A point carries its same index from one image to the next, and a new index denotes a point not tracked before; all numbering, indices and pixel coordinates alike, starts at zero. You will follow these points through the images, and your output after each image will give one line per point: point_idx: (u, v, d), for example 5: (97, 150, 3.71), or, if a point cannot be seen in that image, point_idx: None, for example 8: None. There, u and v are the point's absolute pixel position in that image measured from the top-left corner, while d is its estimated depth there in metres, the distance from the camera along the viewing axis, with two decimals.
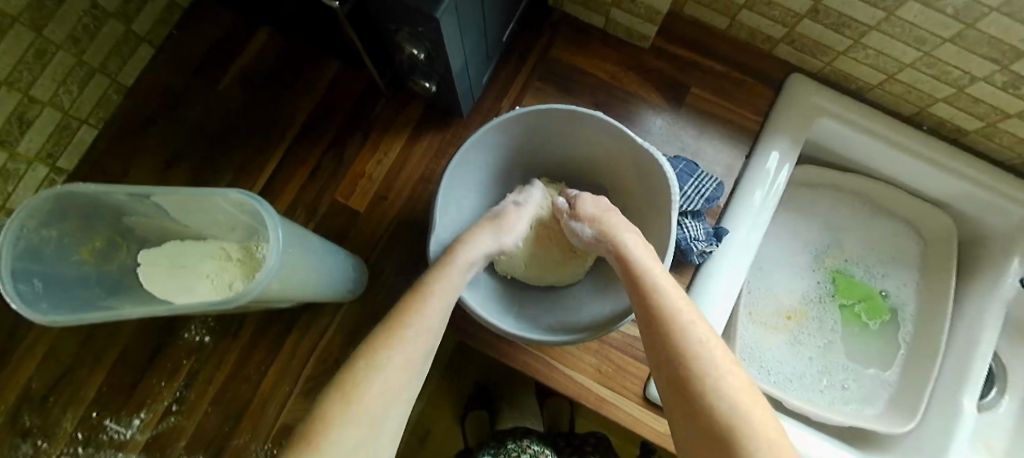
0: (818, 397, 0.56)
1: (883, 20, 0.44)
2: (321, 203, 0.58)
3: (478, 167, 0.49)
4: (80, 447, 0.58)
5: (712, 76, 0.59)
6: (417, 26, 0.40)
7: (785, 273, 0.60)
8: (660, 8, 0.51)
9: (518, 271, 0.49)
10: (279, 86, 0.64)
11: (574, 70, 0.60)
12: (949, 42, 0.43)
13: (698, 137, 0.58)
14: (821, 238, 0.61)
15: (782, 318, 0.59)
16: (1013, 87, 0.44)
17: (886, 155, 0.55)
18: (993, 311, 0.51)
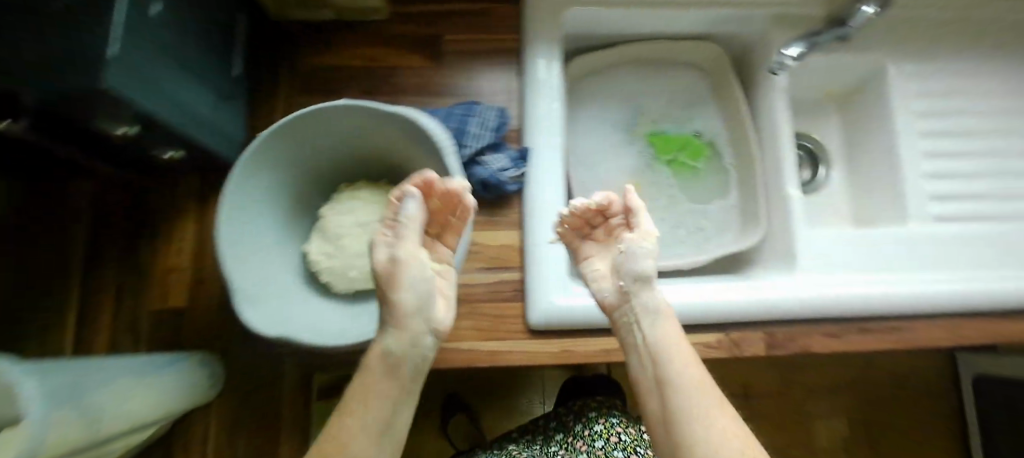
0: (682, 250, 0.59)
1: None
2: (141, 319, 0.53)
3: (265, 209, 0.46)
4: None
5: (459, 15, 0.59)
6: (98, 108, 0.35)
7: (609, 159, 0.63)
8: None
9: (355, 280, 0.48)
10: (42, 226, 0.57)
11: (329, 69, 0.57)
12: None
13: (471, 77, 0.58)
14: (626, 113, 0.64)
15: (622, 196, 0.62)
16: None
17: (636, 16, 0.58)
18: (780, 103, 0.56)
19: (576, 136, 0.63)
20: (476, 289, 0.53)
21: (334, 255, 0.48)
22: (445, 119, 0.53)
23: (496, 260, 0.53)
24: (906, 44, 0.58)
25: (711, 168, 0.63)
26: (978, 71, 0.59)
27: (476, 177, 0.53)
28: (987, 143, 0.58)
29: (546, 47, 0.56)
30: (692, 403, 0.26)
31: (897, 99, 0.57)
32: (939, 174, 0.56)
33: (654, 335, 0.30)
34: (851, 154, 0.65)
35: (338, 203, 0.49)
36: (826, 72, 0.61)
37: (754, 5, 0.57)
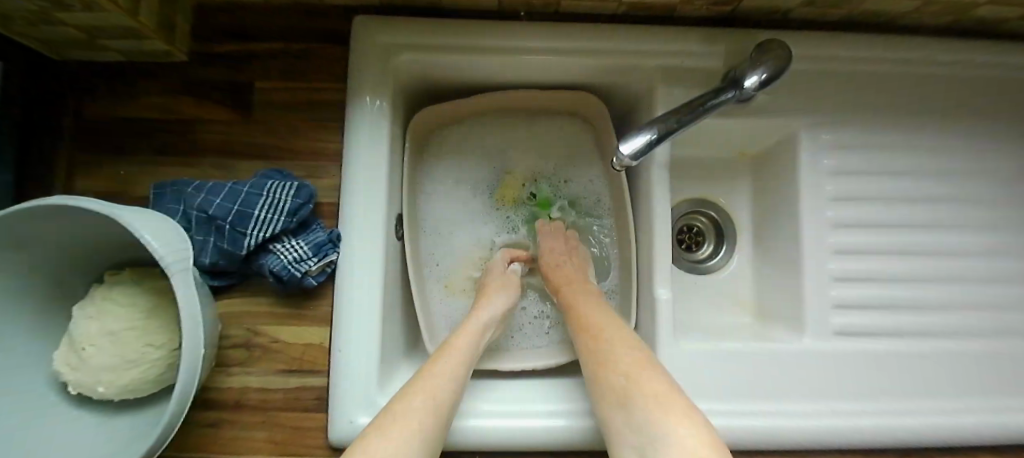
0: (536, 337, 0.53)
1: None
2: None
3: None
4: None
5: (276, 59, 0.48)
6: None
7: (470, 226, 0.55)
8: (130, 24, 0.40)
9: (107, 394, 0.41)
10: None
11: (120, 122, 0.48)
12: None
13: (286, 135, 0.47)
14: (493, 173, 0.56)
15: (477, 270, 0.55)
16: None
17: (494, 64, 0.48)
18: (658, 178, 0.47)
19: (425, 199, 0.54)
20: (273, 396, 0.45)
21: (78, 368, 0.40)
22: (223, 199, 0.42)
23: (298, 360, 0.45)
24: (827, 109, 0.47)
25: (587, 237, 0.55)
26: (915, 144, 0.48)
27: (265, 269, 0.43)
28: (913, 236, 0.47)
29: (371, 105, 0.46)
30: (657, 418, 0.29)
31: (805, 175, 0.47)
32: (844, 275, 0.46)
33: (625, 380, 0.33)
34: (758, 232, 0.55)
35: (94, 300, 0.42)
36: (726, 136, 0.51)
37: (635, 57, 0.46)
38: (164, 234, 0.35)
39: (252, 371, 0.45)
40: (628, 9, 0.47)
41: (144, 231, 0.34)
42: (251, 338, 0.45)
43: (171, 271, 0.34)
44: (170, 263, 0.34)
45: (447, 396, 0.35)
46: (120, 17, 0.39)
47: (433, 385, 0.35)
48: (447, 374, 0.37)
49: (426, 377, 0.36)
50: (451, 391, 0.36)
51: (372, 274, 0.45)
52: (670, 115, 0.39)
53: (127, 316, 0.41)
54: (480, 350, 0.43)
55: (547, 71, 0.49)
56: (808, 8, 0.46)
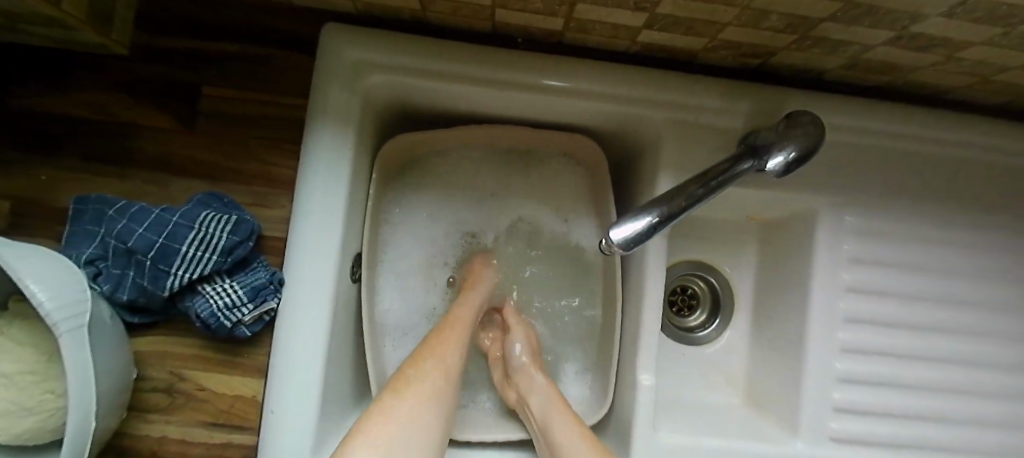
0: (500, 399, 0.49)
1: None
2: None
3: None
4: None
5: (229, 64, 0.41)
6: None
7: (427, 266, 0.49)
8: (48, 13, 0.33)
9: (1, 441, 0.35)
10: None
11: (42, 118, 0.41)
12: None
13: (235, 154, 0.41)
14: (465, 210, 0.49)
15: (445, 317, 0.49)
16: None
17: (478, 96, 0.42)
18: (657, 248, 0.41)
19: (391, 233, 0.48)
20: (194, 450, 0.40)
21: None
22: (146, 229, 0.36)
23: (223, 413, 0.40)
24: (853, 187, 0.41)
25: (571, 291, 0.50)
26: (945, 236, 0.43)
27: (192, 313, 0.37)
28: (925, 341, 0.42)
29: (331, 132, 0.39)
30: None
31: (823, 266, 0.41)
32: (851, 377, 0.41)
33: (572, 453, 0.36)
34: (759, 308, 0.49)
35: None
36: (738, 202, 0.45)
37: (643, 104, 0.40)
38: (54, 278, 0.30)
39: (173, 420, 0.40)
40: (642, 49, 0.41)
41: (26, 276, 0.29)
42: (174, 382, 0.40)
43: (56, 325, 0.28)
44: (52, 316, 0.28)
45: (455, 363, 0.40)
46: (33, 6, 0.32)
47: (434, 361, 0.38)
48: (452, 343, 0.40)
49: (431, 347, 0.39)
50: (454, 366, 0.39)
51: (313, 329, 0.38)
52: (675, 191, 0.33)
53: (25, 357, 0.35)
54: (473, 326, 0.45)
55: (544, 108, 0.43)
56: (848, 68, 0.40)
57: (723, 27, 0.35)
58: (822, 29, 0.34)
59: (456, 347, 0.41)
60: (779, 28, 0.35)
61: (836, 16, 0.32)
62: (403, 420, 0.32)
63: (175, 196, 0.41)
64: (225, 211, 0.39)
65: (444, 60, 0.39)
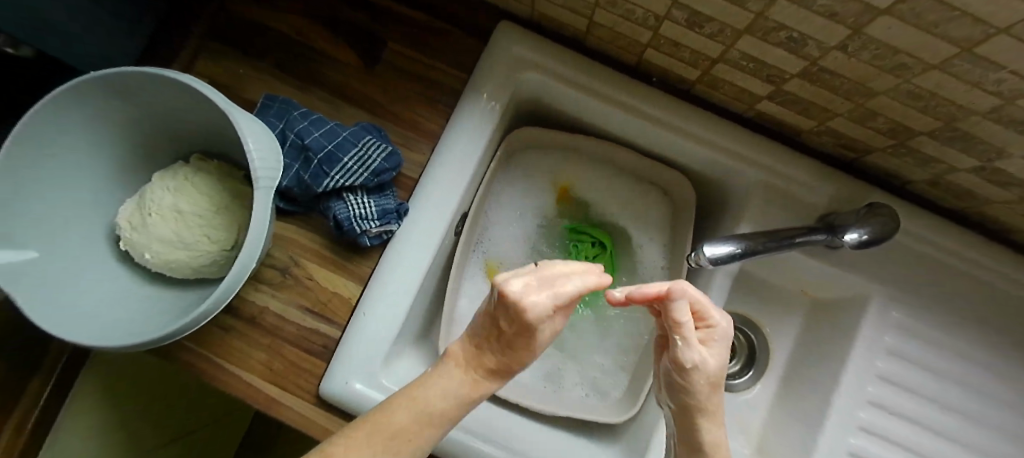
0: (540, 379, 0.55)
1: None
2: None
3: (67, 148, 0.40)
4: None
5: (415, 29, 0.50)
6: None
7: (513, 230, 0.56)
8: None
9: (150, 263, 0.43)
10: None
11: (256, 27, 0.50)
12: None
13: (397, 100, 0.49)
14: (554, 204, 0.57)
15: None
16: (694, 24, 0.37)
17: (603, 111, 0.49)
18: (720, 285, 0.47)
19: (492, 206, 0.56)
20: (287, 326, 0.46)
21: (137, 229, 0.42)
22: (322, 136, 0.44)
23: (321, 304, 0.47)
24: (904, 284, 0.46)
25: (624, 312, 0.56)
26: (982, 356, 0.47)
27: (331, 213, 0.45)
28: (938, 445, 0.46)
29: (482, 106, 0.47)
30: None
31: (861, 345, 0.46)
32: (861, 455, 0.45)
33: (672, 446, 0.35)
34: (790, 375, 0.54)
35: (173, 177, 0.44)
36: (793, 271, 0.52)
37: (745, 162, 0.47)
38: (261, 147, 0.36)
39: (279, 296, 0.47)
40: (754, 115, 0.47)
41: (248, 139, 0.35)
42: (290, 266, 0.47)
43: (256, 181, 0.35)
44: (257, 172, 0.35)
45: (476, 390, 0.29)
46: None
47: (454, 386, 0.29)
48: (463, 387, 0.28)
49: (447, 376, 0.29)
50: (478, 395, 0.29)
51: (418, 259, 0.46)
52: (758, 235, 0.39)
53: (198, 203, 0.43)
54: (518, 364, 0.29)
55: (657, 139, 0.50)
56: (927, 183, 0.46)
57: (833, 117, 0.42)
58: (917, 143, 0.40)
59: (485, 372, 0.30)
60: (882, 130, 0.41)
61: (935, 133, 0.38)
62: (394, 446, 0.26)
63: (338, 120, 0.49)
64: (382, 141, 0.47)
65: (592, 76, 0.47)
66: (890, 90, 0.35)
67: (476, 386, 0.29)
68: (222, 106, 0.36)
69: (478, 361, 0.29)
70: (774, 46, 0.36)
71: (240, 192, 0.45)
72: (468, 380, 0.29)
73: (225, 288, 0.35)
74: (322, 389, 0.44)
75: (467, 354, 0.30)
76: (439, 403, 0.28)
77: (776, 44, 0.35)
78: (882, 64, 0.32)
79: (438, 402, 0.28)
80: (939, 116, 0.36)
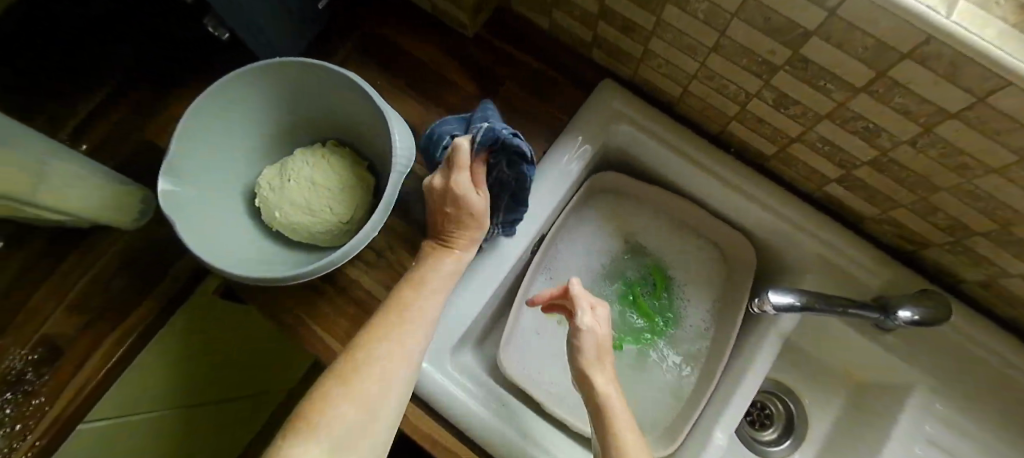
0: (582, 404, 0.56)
1: (656, 24, 0.45)
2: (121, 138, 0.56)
3: (244, 116, 0.49)
4: None
5: (526, 74, 0.57)
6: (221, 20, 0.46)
7: (581, 260, 0.60)
8: None
9: (276, 220, 0.50)
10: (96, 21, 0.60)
11: (399, 49, 0.58)
12: (714, 52, 0.43)
13: (503, 126, 0.55)
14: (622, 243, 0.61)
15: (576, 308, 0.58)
16: (781, 106, 0.44)
17: (686, 168, 0.54)
18: (771, 344, 0.50)
19: (566, 236, 0.60)
20: (373, 302, 0.53)
21: (274, 190, 0.50)
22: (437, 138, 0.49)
23: None
24: (969, 389, 0.46)
25: (667, 358, 0.58)
26: None
27: None
28: None
29: (575, 141, 0.53)
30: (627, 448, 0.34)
31: (899, 429, 0.47)
32: None
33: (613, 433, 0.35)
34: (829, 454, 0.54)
35: (313, 154, 0.51)
36: (837, 348, 0.55)
37: (813, 237, 0.50)
38: (399, 140, 0.45)
39: (372, 275, 0.53)
40: (822, 195, 0.52)
41: (394, 134, 0.44)
42: (387, 251, 0.54)
43: (394, 164, 0.43)
44: (398, 158, 0.43)
45: (396, 361, 0.37)
46: None
47: (373, 365, 0.36)
48: (375, 364, 0.36)
49: (355, 361, 0.36)
50: (401, 363, 0.37)
51: (498, 263, 0.51)
52: (815, 295, 0.44)
53: (331, 178, 0.50)
54: (406, 343, 0.38)
55: (728, 206, 0.55)
56: (981, 286, 0.49)
57: (896, 208, 0.47)
58: (975, 243, 0.44)
59: (388, 349, 0.37)
60: (942, 226, 0.45)
61: (993, 235, 0.42)
62: (350, 421, 0.34)
63: None
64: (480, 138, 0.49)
65: (677, 136, 0.53)
66: (951, 188, 0.40)
67: (393, 365, 0.37)
68: (376, 102, 0.44)
69: (381, 345, 0.37)
70: (850, 135, 0.42)
71: (363, 176, 0.52)
72: (385, 359, 0.36)
73: (349, 247, 0.41)
74: None
75: (369, 334, 0.38)
76: (363, 381, 0.35)
77: (853, 132, 0.41)
78: (950, 164, 0.37)
79: (370, 380, 0.35)
80: (996, 220, 0.40)
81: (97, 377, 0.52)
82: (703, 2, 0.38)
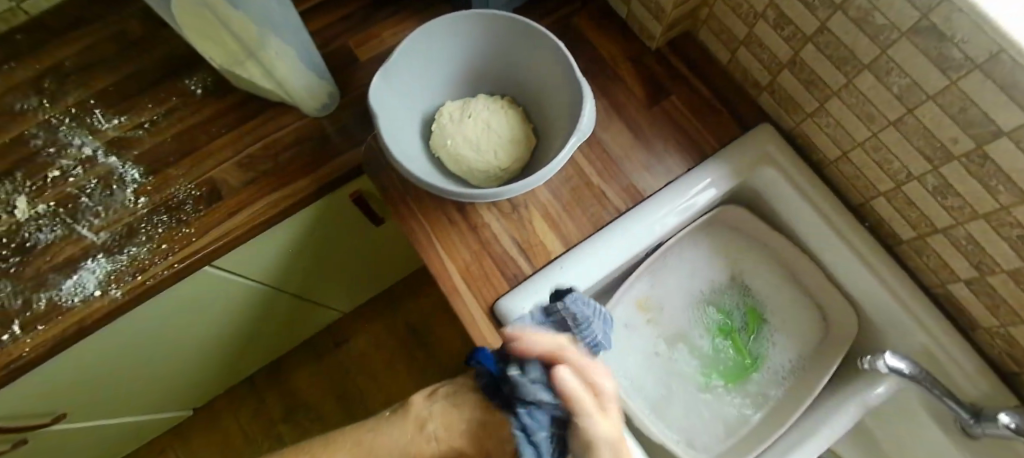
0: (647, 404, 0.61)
1: (843, 85, 0.49)
2: (337, 41, 0.65)
3: (452, 50, 0.55)
4: (65, 119, 0.61)
5: (694, 95, 0.63)
6: None
7: (684, 281, 0.64)
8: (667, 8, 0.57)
9: (444, 145, 0.55)
10: None
11: (585, 40, 0.65)
12: (893, 125, 0.47)
13: (657, 136, 0.61)
14: (724, 276, 0.65)
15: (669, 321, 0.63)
16: (940, 194, 0.47)
17: (812, 224, 0.58)
18: (851, 413, 0.54)
19: (675, 255, 0.63)
20: (497, 247, 0.57)
21: (453, 120, 0.55)
22: None
23: (528, 244, 0.58)
24: None
25: (738, 395, 0.61)
26: None
27: None
28: None
29: (722, 171, 0.59)
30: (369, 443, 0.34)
31: None
32: None
33: None
34: None
35: (494, 103, 0.57)
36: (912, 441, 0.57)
37: (920, 325, 0.52)
38: (584, 110, 0.49)
39: (504, 223, 0.58)
40: (942, 293, 0.54)
41: (585, 101, 0.48)
42: (524, 207, 0.59)
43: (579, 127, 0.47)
44: (581, 123, 0.48)
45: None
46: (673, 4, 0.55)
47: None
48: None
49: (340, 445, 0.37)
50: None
51: (620, 253, 0.57)
52: (930, 379, 0.46)
53: (502, 127, 0.56)
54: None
55: (844, 272, 0.57)
56: None
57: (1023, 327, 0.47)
58: None
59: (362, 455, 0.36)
60: None
61: None
62: None
63: (611, 127, 0.62)
64: None
65: (818, 193, 0.57)
66: None
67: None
68: (575, 72, 0.49)
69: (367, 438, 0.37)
70: (1003, 240, 0.43)
71: (528, 136, 0.57)
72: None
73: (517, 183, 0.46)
74: (501, 300, 0.54)
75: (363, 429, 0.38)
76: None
77: (1005, 238, 0.42)
78: None
79: None
80: None
81: (240, 229, 0.57)
82: (905, 77, 0.42)
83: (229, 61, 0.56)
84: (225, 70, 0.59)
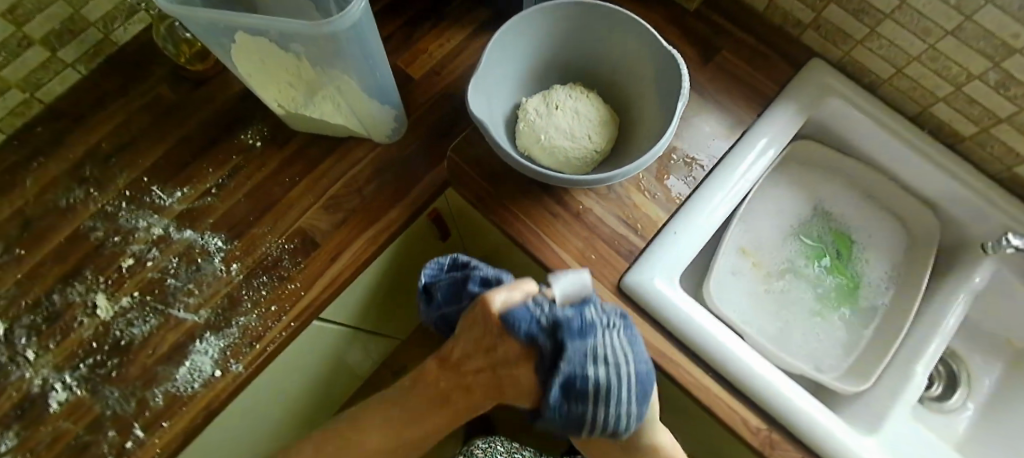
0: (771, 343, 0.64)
1: (896, 7, 0.52)
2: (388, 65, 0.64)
3: (522, 46, 0.55)
4: (122, 204, 0.57)
5: (741, 47, 0.66)
6: None
7: (773, 222, 0.69)
8: None
9: (535, 137, 0.54)
10: None
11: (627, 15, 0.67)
12: (950, 34, 0.50)
13: (720, 90, 0.63)
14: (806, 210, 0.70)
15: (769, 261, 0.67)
16: (1002, 86, 0.51)
17: (880, 141, 0.62)
18: (962, 302, 0.61)
19: (759, 199, 0.68)
20: (606, 229, 0.58)
21: (539, 113, 0.55)
22: None
23: (635, 219, 0.58)
24: None
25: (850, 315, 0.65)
26: None
27: None
28: None
29: (790, 108, 0.62)
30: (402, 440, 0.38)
31: None
32: None
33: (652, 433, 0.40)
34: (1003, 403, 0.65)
35: (571, 90, 0.58)
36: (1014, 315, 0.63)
37: (1000, 210, 0.57)
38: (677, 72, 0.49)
39: (605, 203, 0.59)
40: (1010, 176, 0.59)
41: (678, 61, 0.49)
42: (620, 184, 0.60)
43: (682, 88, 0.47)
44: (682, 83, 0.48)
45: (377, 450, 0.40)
46: None
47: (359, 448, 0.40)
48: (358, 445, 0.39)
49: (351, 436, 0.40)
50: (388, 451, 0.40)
51: (724, 205, 0.59)
52: None
53: (588, 112, 0.56)
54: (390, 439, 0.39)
55: (915, 177, 0.62)
56: None
57: None
58: None
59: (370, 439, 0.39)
60: None
61: None
62: None
63: None
64: None
65: (879, 112, 0.61)
66: None
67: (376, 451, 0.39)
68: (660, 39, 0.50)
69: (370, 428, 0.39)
70: None
71: (612, 116, 0.58)
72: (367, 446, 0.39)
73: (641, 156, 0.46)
74: (628, 277, 0.55)
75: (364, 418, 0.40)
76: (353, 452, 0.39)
77: None
78: None
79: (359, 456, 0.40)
80: None
81: (347, 273, 0.55)
82: None
83: (296, 104, 0.54)
84: (285, 113, 0.57)
